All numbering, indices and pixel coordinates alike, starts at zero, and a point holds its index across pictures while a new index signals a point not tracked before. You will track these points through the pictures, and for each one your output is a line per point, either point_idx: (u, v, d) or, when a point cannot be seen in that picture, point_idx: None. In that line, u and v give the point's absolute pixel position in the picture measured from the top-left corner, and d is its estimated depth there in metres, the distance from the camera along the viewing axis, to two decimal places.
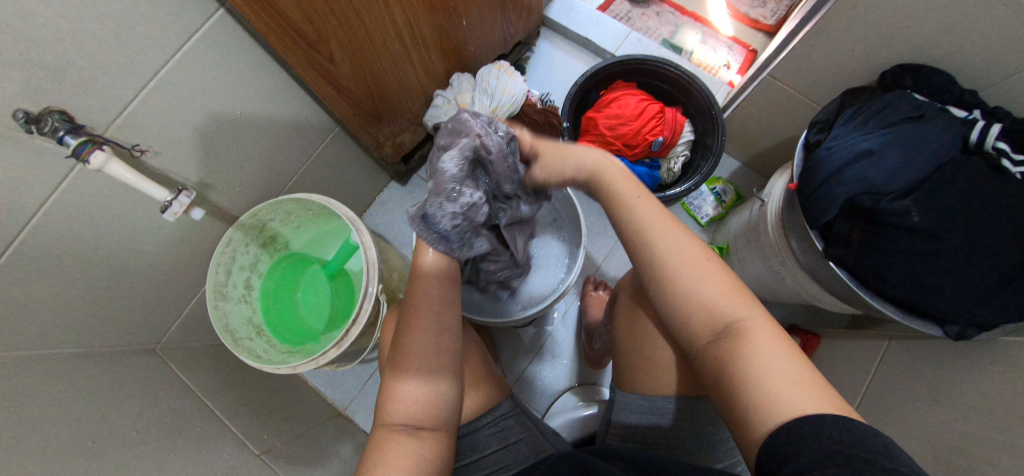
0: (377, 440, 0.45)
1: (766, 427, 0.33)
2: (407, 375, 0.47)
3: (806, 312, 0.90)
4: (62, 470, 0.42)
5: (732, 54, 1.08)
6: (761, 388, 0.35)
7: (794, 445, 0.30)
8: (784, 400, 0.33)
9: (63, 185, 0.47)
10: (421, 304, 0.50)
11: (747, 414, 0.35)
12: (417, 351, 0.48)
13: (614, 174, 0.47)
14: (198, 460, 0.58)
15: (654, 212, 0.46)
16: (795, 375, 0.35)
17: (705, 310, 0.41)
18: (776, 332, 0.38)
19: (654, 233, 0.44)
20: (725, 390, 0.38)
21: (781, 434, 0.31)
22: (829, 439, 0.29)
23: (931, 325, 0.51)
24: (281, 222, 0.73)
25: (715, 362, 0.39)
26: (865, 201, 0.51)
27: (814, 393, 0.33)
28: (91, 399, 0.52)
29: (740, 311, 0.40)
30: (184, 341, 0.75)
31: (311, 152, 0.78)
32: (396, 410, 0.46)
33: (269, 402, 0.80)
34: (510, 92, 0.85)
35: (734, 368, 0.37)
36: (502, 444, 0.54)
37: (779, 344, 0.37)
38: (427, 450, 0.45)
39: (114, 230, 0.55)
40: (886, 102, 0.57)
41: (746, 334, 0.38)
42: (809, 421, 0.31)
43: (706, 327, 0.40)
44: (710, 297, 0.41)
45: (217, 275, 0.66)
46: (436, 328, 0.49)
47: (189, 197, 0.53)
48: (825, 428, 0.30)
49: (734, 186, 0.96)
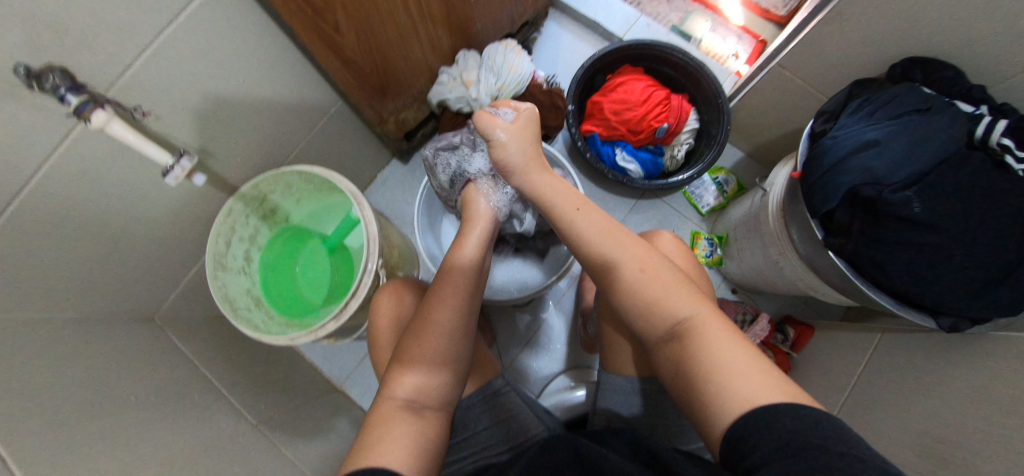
0: (379, 412, 0.44)
1: (724, 418, 0.34)
2: (426, 355, 0.47)
3: (801, 304, 0.91)
4: (59, 432, 0.42)
5: (742, 44, 1.06)
6: (714, 377, 0.35)
7: (749, 434, 0.31)
8: (734, 389, 0.34)
9: (63, 145, 0.46)
10: (451, 285, 0.51)
11: (705, 411, 0.35)
12: (438, 328, 0.49)
13: (557, 190, 0.51)
14: (195, 427, 0.58)
15: (594, 223, 0.48)
16: (747, 366, 0.35)
17: (654, 309, 0.42)
18: (725, 325, 0.39)
19: (601, 242, 0.47)
20: (684, 385, 0.38)
21: (739, 425, 0.32)
22: (783, 429, 0.29)
23: (925, 317, 0.52)
24: (281, 195, 0.72)
25: (668, 360, 0.40)
26: (866, 191, 0.52)
27: (767, 383, 0.34)
28: (89, 365, 0.52)
29: (689, 308, 0.41)
30: (182, 311, 0.74)
31: (313, 126, 0.77)
32: (404, 386, 0.46)
33: (267, 373, 0.81)
34: (517, 71, 0.82)
35: (688, 364, 0.38)
36: (493, 421, 0.54)
37: (726, 335, 0.38)
38: (425, 432, 0.44)
39: (115, 194, 0.55)
40: (894, 93, 0.57)
41: (693, 328, 0.39)
42: (760, 410, 0.31)
43: (658, 328, 0.42)
44: (658, 299, 0.42)
45: (217, 246, 0.65)
46: (463, 311, 0.51)
47: (191, 161, 0.52)
48: (775, 416, 0.30)
49: (737, 177, 0.96)
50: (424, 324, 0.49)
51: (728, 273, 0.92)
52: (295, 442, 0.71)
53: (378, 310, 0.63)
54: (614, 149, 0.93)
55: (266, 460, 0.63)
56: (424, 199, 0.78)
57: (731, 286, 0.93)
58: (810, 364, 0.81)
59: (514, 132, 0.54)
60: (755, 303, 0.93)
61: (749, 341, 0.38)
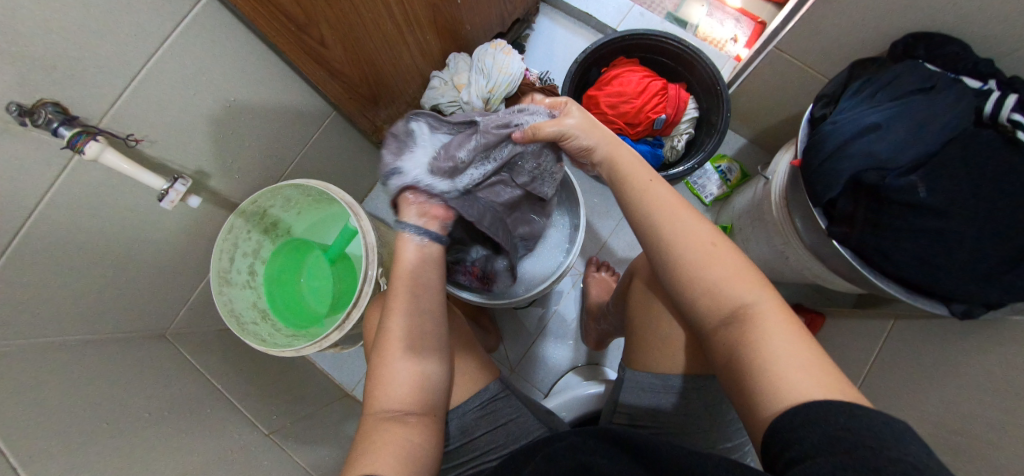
0: (366, 429, 0.44)
1: (773, 408, 0.33)
2: (398, 354, 0.47)
3: (811, 292, 0.89)
4: (78, 453, 0.44)
5: (740, 27, 1.03)
6: (769, 366, 0.35)
7: (795, 429, 0.30)
8: (790, 384, 0.33)
9: (63, 175, 0.48)
10: (401, 291, 0.50)
11: (756, 403, 0.35)
12: (396, 333, 0.48)
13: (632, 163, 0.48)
14: (208, 440, 0.60)
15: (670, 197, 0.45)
16: (803, 360, 0.35)
17: (715, 291, 0.40)
18: (787, 316, 0.38)
19: (669, 215, 0.44)
20: (735, 371, 0.38)
21: (785, 419, 0.31)
22: (835, 425, 0.29)
23: (936, 304, 0.50)
24: (281, 208, 0.73)
25: (726, 343, 0.39)
26: (870, 177, 0.50)
27: (820, 381, 0.33)
28: (103, 385, 0.54)
29: (749, 294, 0.39)
30: (192, 327, 0.77)
31: (308, 138, 0.77)
32: (383, 397, 0.46)
33: (278, 383, 0.83)
34: (507, 71, 0.81)
35: (742, 351, 0.37)
36: (492, 426, 0.54)
37: (786, 328, 0.37)
38: (416, 438, 0.44)
39: (117, 219, 0.56)
40: (896, 72, 0.55)
41: (753, 314, 0.38)
42: (815, 406, 0.31)
43: (718, 309, 0.40)
44: (721, 281, 0.40)
45: (221, 262, 0.67)
46: (416, 310, 0.50)
47: (186, 185, 0.53)
48: (829, 413, 0.30)
49: (740, 165, 0.94)
50: (384, 332, 0.49)
51: None
52: (308, 449, 0.73)
53: (369, 326, 0.62)
54: None
55: (279, 468, 0.64)
56: None
57: None
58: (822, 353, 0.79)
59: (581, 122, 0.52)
60: None
61: (808, 333, 0.37)
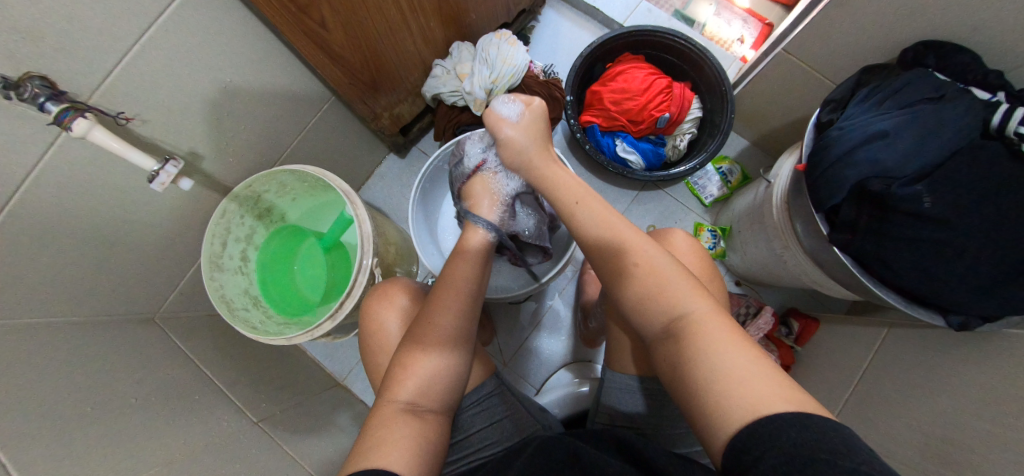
0: (381, 416, 0.44)
1: (723, 430, 0.32)
2: (434, 348, 0.48)
3: (806, 297, 0.89)
4: (61, 438, 0.43)
5: (748, 27, 1.02)
6: (719, 381, 0.34)
7: (751, 448, 0.29)
8: (740, 397, 0.32)
9: (49, 152, 0.46)
10: (452, 290, 0.51)
11: (704, 420, 0.34)
12: (440, 331, 0.49)
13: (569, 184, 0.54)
14: (196, 427, 0.59)
15: (597, 217, 0.49)
16: (748, 368, 0.34)
17: (655, 306, 0.41)
18: (726, 324, 0.38)
19: (612, 234, 0.47)
20: (681, 388, 0.37)
21: (740, 437, 0.30)
22: (785, 443, 0.27)
23: (934, 315, 0.51)
24: (276, 194, 0.72)
25: (668, 360, 0.39)
26: (876, 186, 0.50)
27: (768, 390, 0.32)
28: (88, 369, 0.53)
29: (693, 305, 0.40)
30: (181, 311, 0.75)
31: (306, 123, 0.76)
32: (407, 389, 0.46)
33: (268, 371, 0.82)
34: (511, 63, 0.80)
35: (685, 365, 0.37)
36: (487, 423, 0.54)
37: (730, 337, 0.36)
38: (429, 433, 0.44)
39: (106, 199, 0.54)
40: (905, 80, 0.54)
41: (695, 326, 0.38)
42: (766, 421, 0.29)
43: (659, 325, 0.40)
44: (660, 294, 0.41)
45: (212, 246, 0.65)
46: (461, 315, 0.51)
47: (177, 167, 0.51)
48: (780, 429, 0.28)
49: (741, 166, 0.93)
50: (426, 323, 0.49)
51: (732, 265, 0.90)
52: (297, 439, 0.72)
53: (369, 317, 0.59)
54: (615, 139, 0.90)
55: (267, 457, 0.63)
56: (419, 194, 0.77)
57: (734, 279, 0.91)
58: (815, 358, 0.80)
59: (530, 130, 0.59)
60: (759, 295, 0.91)
61: (753, 343, 0.37)
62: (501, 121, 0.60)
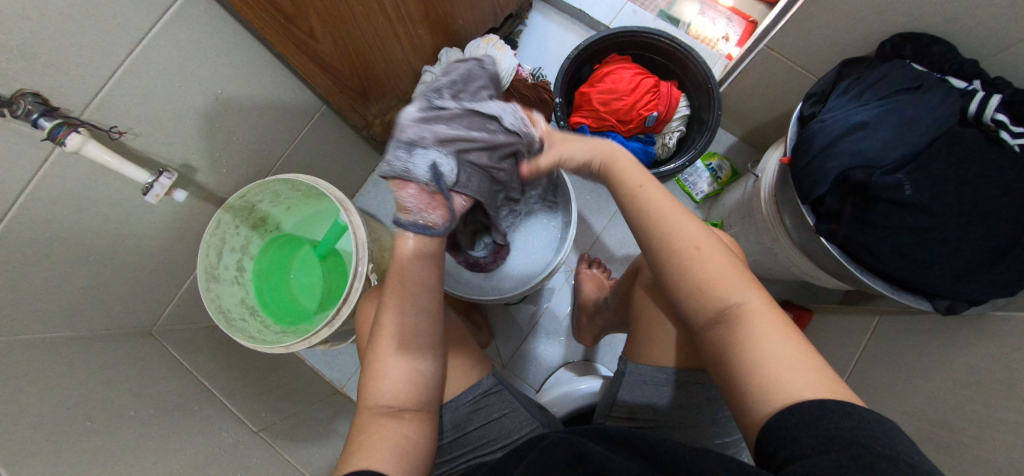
0: (359, 425, 0.44)
1: (763, 409, 0.34)
2: (390, 350, 0.47)
3: (799, 289, 0.90)
4: (60, 452, 0.43)
5: (732, 25, 1.04)
6: (764, 368, 0.35)
7: (789, 428, 0.31)
8: (780, 385, 0.34)
9: (43, 168, 0.46)
10: (398, 287, 0.49)
11: (746, 401, 0.36)
12: (394, 327, 0.48)
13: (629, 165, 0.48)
14: (196, 438, 0.59)
15: (662, 198, 0.45)
16: (792, 359, 0.35)
17: (705, 292, 0.41)
18: (778, 315, 0.39)
19: (665, 216, 0.44)
20: (725, 371, 0.39)
21: (778, 420, 0.32)
22: (827, 426, 0.30)
23: (921, 300, 0.51)
24: (270, 203, 0.72)
25: (714, 343, 0.40)
26: (856, 175, 0.50)
27: (809, 383, 0.34)
28: (85, 383, 0.53)
29: (741, 295, 0.39)
30: (179, 323, 0.75)
31: (298, 132, 0.76)
32: (377, 392, 0.46)
33: (267, 381, 0.82)
34: (499, 67, 0.80)
35: (736, 350, 0.38)
36: (484, 421, 0.54)
37: (777, 329, 0.37)
38: (407, 431, 0.44)
39: (101, 213, 0.55)
40: (884, 72, 0.55)
41: (744, 315, 0.39)
42: (808, 406, 0.32)
43: (704, 311, 0.41)
44: (714, 281, 0.40)
45: (208, 258, 0.66)
46: (415, 305, 0.49)
47: (171, 179, 0.52)
48: (822, 414, 0.30)
49: (730, 162, 0.94)
50: (381, 325, 0.48)
51: None
52: (298, 447, 0.72)
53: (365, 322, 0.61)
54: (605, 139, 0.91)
55: (267, 466, 0.63)
56: None
57: None
58: None
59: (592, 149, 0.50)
60: None
61: (799, 333, 0.38)
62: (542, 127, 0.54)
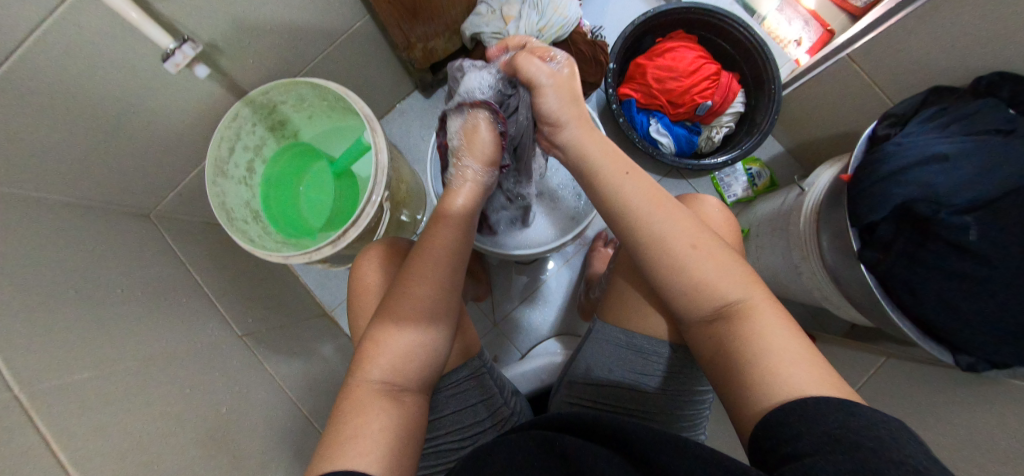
0: (356, 399, 0.43)
1: (765, 402, 0.34)
2: (399, 323, 0.46)
3: (805, 313, 0.88)
4: (37, 317, 0.41)
5: (807, 30, 0.96)
6: (765, 362, 0.36)
7: (792, 425, 0.31)
8: (785, 379, 0.35)
9: (57, 11, 0.42)
10: (428, 259, 0.49)
11: (746, 392, 0.36)
12: (417, 299, 0.47)
13: (603, 157, 0.49)
14: (181, 331, 0.58)
15: (643, 190, 0.46)
16: (793, 354, 0.36)
17: (703, 292, 0.42)
18: (777, 312, 0.40)
19: (648, 213, 0.45)
20: (727, 365, 0.39)
21: (782, 413, 0.32)
22: (829, 425, 0.29)
23: (943, 351, 0.49)
24: (292, 107, 0.68)
25: (712, 340, 0.41)
26: (922, 209, 0.48)
27: (810, 374, 0.35)
28: (74, 254, 0.51)
29: (738, 292, 0.41)
30: (178, 212, 0.73)
31: (335, 39, 0.71)
32: (378, 368, 0.44)
33: (259, 289, 0.80)
34: (563, 12, 0.74)
35: (737, 346, 0.38)
36: (461, 406, 0.53)
37: (779, 323, 0.39)
38: (404, 414, 0.43)
39: (114, 78, 0.51)
40: (977, 107, 0.51)
41: (744, 312, 0.40)
42: (810, 401, 0.32)
43: (703, 310, 0.42)
44: (710, 281, 0.42)
45: (219, 150, 0.62)
46: (441, 283, 0.48)
47: (195, 50, 0.48)
48: (830, 410, 0.30)
49: (771, 172, 0.90)
50: (398, 294, 0.47)
51: None
52: (281, 360, 0.72)
53: (357, 278, 0.59)
54: (650, 119, 0.86)
55: (248, 372, 0.63)
56: None
57: None
58: None
59: (561, 86, 0.51)
60: None
61: (798, 328, 0.39)
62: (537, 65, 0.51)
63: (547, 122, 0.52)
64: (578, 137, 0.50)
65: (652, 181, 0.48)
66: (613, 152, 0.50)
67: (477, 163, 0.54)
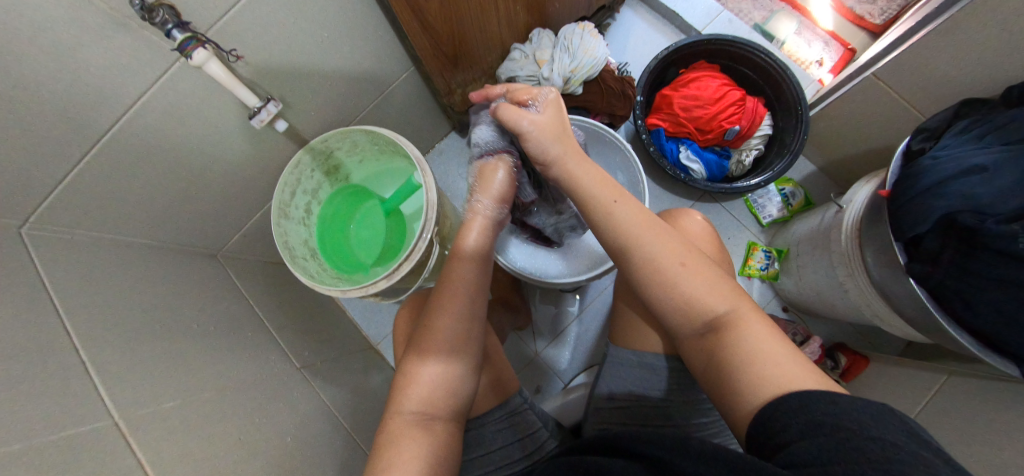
0: (392, 429, 0.45)
1: (755, 404, 0.35)
2: (427, 360, 0.48)
3: (857, 333, 0.85)
4: (127, 354, 0.45)
5: (829, 50, 0.99)
6: (750, 365, 0.37)
7: (778, 420, 0.32)
8: (772, 379, 0.35)
9: (161, 79, 0.48)
10: (450, 293, 0.51)
11: (737, 399, 0.37)
12: (443, 334, 0.49)
13: (591, 178, 0.49)
14: (245, 361, 0.61)
15: (632, 213, 0.46)
16: (779, 356, 0.37)
17: (691, 306, 0.42)
18: (761, 319, 0.40)
19: (636, 235, 0.45)
20: (718, 374, 0.39)
21: (771, 412, 0.33)
22: (813, 412, 0.30)
23: (1008, 364, 0.47)
24: (346, 152, 0.74)
25: (703, 352, 0.42)
26: (965, 220, 0.48)
27: (797, 372, 0.35)
28: (157, 293, 0.56)
29: (725, 303, 0.41)
30: (242, 253, 0.79)
31: (383, 90, 0.78)
32: (410, 399, 0.47)
33: (311, 323, 0.84)
34: (592, 54, 0.80)
35: (726, 355, 0.39)
36: (511, 439, 0.55)
37: (764, 329, 0.39)
38: (440, 440, 0.45)
39: (199, 134, 0.57)
40: (1011, 116, 0.52)
41: (731, 322, 0.40)
42: (791, 397, 0.32)
43: (693, 323, 0.42)
44: (694, 294, 0.42)
45: (283, 195, 0.68)
46: (463, 313, 0.51)
47: (277, 107, 0.55)
48: (809, 400, 0.31)
49: (805, 191, 0.90)
50: (424, 330, 0.50)
51: (782, 289, 0.87)
52: (333, 390, 0.74)
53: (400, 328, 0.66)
54: (679, 146, 0.89)
55: (305, 402, 0.66)
56: None
57: (783, 304, 0.88)
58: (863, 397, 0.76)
59: (543, 129, 0.51)
60: (807, 325, 0.88)
61: (782, 332, 0.39)
62: (518, 113, 0.51)
63: (537, 161, 0.52)
64: (569, 169, 0.50)
65: (640, 204, 0.48)
66: (603, 174, 0.50)
67: (488, 198, 0.56)
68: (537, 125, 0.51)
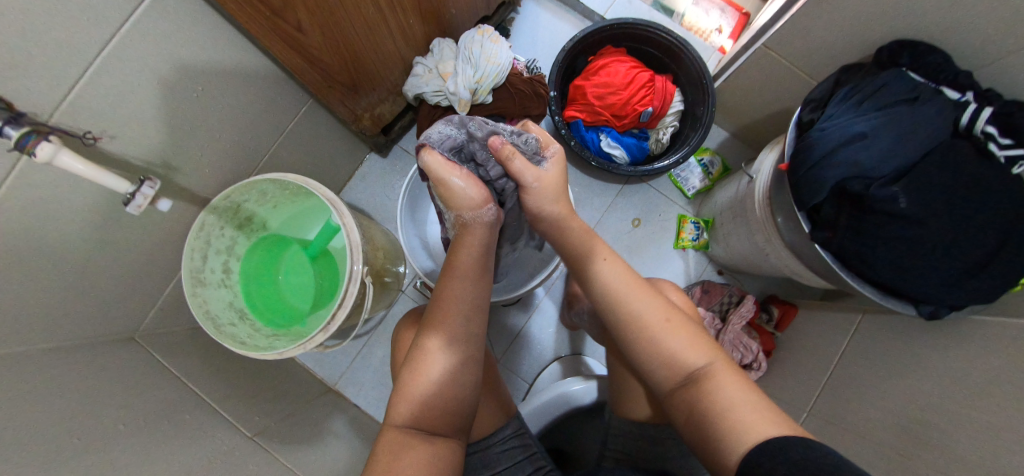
0: (387, 440, 0.47)
1: (734, 451, 0.39)
2: (429, 376, 0.49)
3: (782, 283, 0.93)
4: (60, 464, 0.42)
5: (725, 17, 1.02)
6: (726, 414, 0.40)
7: (758, 462, 0.36)
8: (748, 426, 0.39)
9: (11, 176, 0.42)
10: (445, 309, 0.50)
11: (717, 448, 0.40)
12: (438, 356, 0.50)
13: (582, 239, 0.54)
14: (190, 446, 0.58)
15: (620, 275, 0.51)
16: (753, 404, 0.41)
17: (672, 362, 0.46)
18: (734, 374, 0.44)
19: (624, 296, 0.50)
20: (697, 425, 0.43)
21: (750, 456, 0.37)
22: (793, 454, 0.34)
23: (906, 306, 0.53)
24: (256, 202, 0.69)
25: (682, 407, 0.45)
26: (854, 185, 0.53)
27: (769, 417, 0.39)
28: (78, 393, 0.51)
29: (704, 358, 0.45)
30: (162, 327, 0.73)
31: (283, 127, 0.73)
32: (406, 412, 0.48)
33: (259, 383, 0.80)
34: (495, 62, 0.79)
35: (705, 407, 0.42)
36: (512, 463, 0.57)
37: (738, 383, 0.43)
38: (439, 457, 0.47)
39: (76, 222, 0.51)
40: (884, 80, 0.57)
41: (708, 376, 0.44)
42: (771, 442, 0.36)
43: (672, 379, 0.46)
44: (676, 352, 0.46)
45: (193, 261, 0.63)
46: (463, 333, 0.51)
47: (154, 188, 0.49)
48: (789, 445, 0.35)
49: (722, 158, 0.96)
50: (421, 348, 0.51)
51: (714, 255, 0.93)
52: (295, 448, 0.72)
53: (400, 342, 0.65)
54: (599, 134, 0.90)
55: (268, 470, 0.63)
56: (407, 193, 0.78)
57: (718, 268, 0.94)
58: (795, 343, 0.84)
59: (547, 184, 0.52)
60: (741, 284, 0.94)
61: (755, 386, 0.44)
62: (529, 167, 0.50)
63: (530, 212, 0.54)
64: (561, 225, 0.54)
65: (627, 268, 0.52)
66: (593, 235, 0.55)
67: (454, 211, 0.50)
68: (544, 181, 0.51)
